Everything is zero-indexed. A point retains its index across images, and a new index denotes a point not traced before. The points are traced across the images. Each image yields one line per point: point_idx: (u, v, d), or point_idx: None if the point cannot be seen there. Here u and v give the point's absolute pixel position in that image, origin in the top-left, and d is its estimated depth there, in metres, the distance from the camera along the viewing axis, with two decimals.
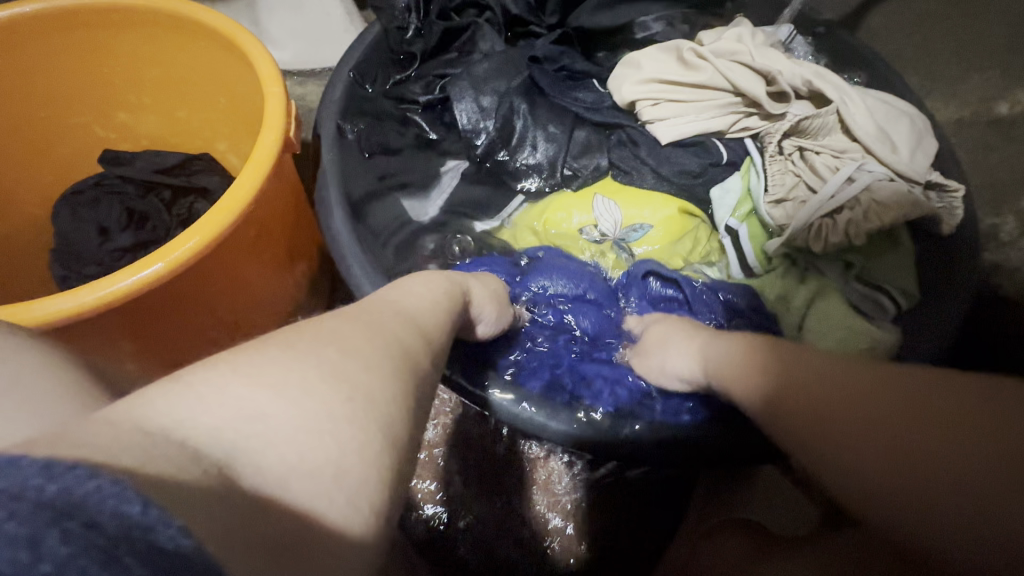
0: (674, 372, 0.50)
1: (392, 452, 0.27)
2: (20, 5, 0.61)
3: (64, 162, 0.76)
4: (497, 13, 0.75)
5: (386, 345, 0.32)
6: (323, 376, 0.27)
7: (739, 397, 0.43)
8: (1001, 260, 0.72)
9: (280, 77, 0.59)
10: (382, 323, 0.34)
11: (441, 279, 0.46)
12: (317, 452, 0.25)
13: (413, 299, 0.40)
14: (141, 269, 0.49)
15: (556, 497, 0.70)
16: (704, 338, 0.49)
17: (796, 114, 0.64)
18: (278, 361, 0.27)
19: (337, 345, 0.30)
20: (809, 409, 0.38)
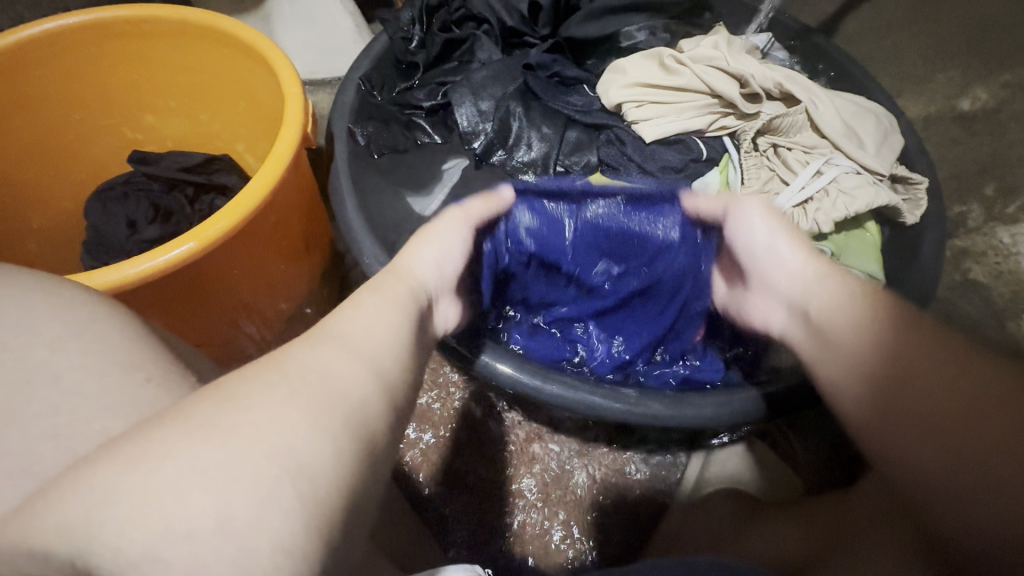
0: (776, 262, 0.54)
1: (302, 488, 0.26)
2: (62, 19, 0.67)
3: (97, 161, 0.83)
4: (494, 26, 0.82)
5: (289, 386, 0.30)
6: (203, 437, 0.26)
7: (836, 323, 0.47)
8: (970, 246, 0.79)
9: (299, 79, 0.65)
10: (298, 353, 0.33)
11: (389, 286, 0.44)
12: (189, 511, 0.23)
13: (357, 319, 0.38)
14: (177, 246, 0.55)
15: (562, 478, 0.73)
16: (819, 270, 0.51)
17: (768, 114, 0.70)
18: (159, 429, 0.26)
19: (233, 399, 0.28)
20: (898, 386, 0.41)
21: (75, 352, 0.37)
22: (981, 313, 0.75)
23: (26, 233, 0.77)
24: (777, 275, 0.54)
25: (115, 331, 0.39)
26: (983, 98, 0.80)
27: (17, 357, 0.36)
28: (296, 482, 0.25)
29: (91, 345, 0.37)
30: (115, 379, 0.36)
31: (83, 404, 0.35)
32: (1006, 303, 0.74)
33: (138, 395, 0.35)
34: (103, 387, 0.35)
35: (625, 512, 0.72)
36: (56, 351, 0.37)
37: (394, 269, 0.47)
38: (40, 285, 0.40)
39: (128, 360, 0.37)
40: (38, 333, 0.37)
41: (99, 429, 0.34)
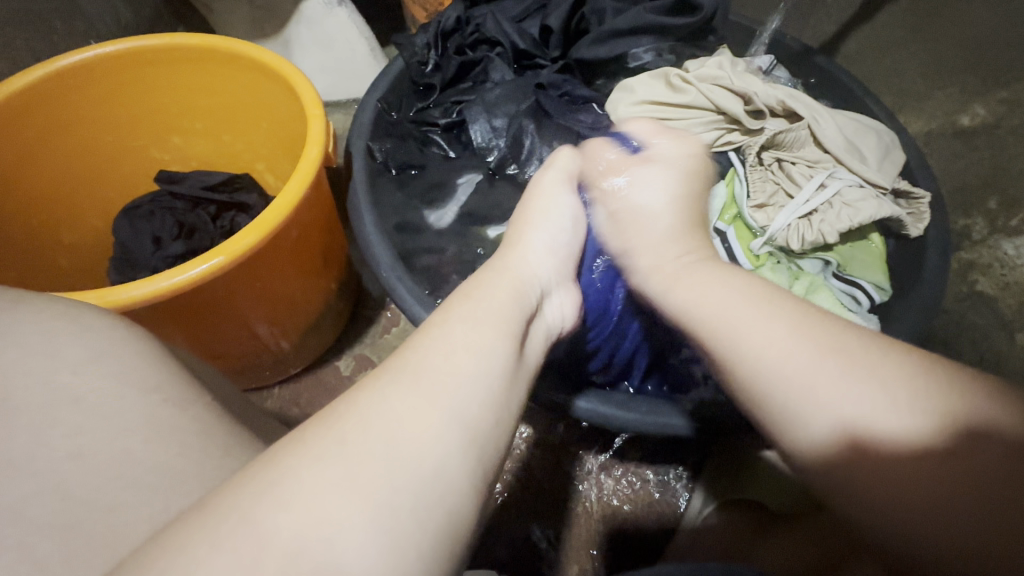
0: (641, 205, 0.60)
1: (410, 511, 0.28)
2: (100, 48, 0.71)
3: (125, 181, 0.86)
4: (507, 48, 0.84)
5: (360, 454, 0.29)
6: (328, 457, 0.29)
7: (748, 336, 0.42)
8: (976, 258, 0.80)
9: (321, 101, 0.68)
10: (429, 366, 0.35)
11: (506, 293, 0.45)
12: (310, 529, 0.26)
13: (436, 348, 0.36)
14: (206, 261, 0.58)
15: (601, 508, 0.76)
16: (695, 256, 0.54)
17: (771, 129, 0.72)
18: (281, 460, 0.29)
19: (314, 467, 0.28)
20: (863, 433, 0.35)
21: (93, 375, 0.37)
22: (990, 324, 0.77)
23: (58, 249, 0.80)
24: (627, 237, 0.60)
25: (134, 351, 0.40)
26: (981, 114, 0.82)
27: (36, 380, 0.36)
28: (407, 506, 0.28)
29: (109, 367, 0.38)
30: (133, 402, 0.37)
31: (105, 426, 0.35)
32: (1014, 314, 0.76)
33: (157, 417, 0.36)
34: (123, 409, 0.36)
35: (650, 535, 0.74)
36: (75, 374, 0.37)
37: (479, 287, 0.45)
38: (60, 307, 0.41)
39: (146, 381, 0.38)
40: (60, 358, 0.37)
41: (125, 448, 0.35)
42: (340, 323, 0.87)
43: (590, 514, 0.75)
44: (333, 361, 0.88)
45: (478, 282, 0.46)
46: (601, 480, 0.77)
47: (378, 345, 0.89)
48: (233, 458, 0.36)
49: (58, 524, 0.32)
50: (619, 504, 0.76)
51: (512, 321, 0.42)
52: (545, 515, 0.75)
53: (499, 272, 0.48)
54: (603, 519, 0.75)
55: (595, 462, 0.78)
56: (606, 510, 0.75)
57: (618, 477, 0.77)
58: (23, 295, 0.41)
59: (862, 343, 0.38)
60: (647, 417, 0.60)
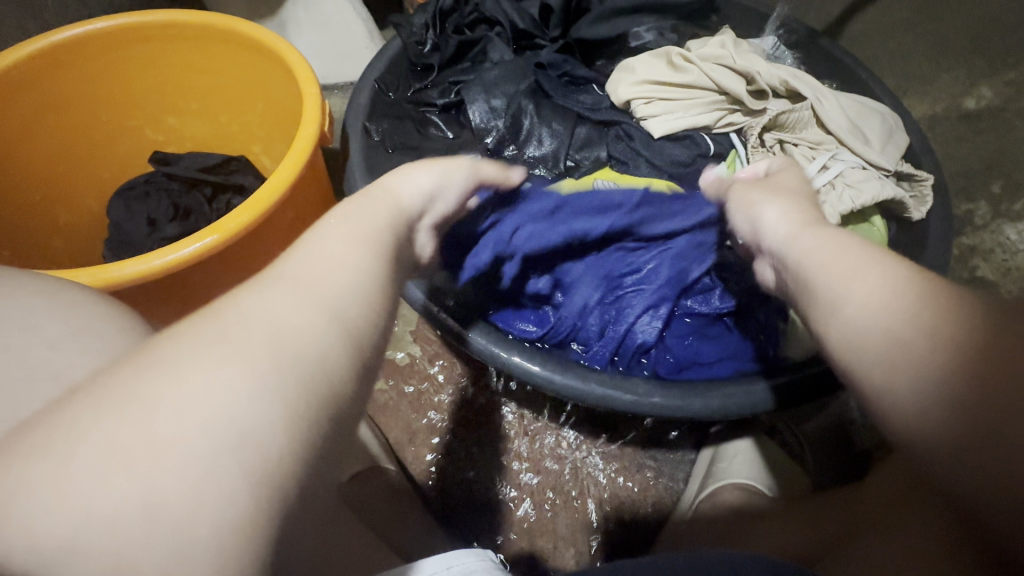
0: (762, 209, 0.48)
1: (242, 437, 0.25)
2: (93, 23, 0.70)
3: (118, 161, 0.85)
4: (506, 28, 0.83)
5: (180, 380, 0.25)
6: (148, 387, 0.25)
7: (866, 290, 0.35)
8: (977, 244, 0.79)
9: (317, 80, 0.67)
10: (264, 293, 0.30)
11: (367, 213, 0.40)
12: (125, 466, 0.23)
13: (286, 273, 0.33)
14: (200, 239, 0.57)
15: (596, 491, 0.75)
16: (815, 219, 0.44)
17: (773, 110, 0.71)
18: (111, 389, 0.25)
19: (131, 398, 0.24)
20: (903, 365, 0.31)
21: (73, 353, 0.35)
22: None
23: (51, 229, 0.79)
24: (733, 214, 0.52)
25: (118, 326, 0.38)
26: (987, 96, 0.83)
27: (10, 354, 0.34)
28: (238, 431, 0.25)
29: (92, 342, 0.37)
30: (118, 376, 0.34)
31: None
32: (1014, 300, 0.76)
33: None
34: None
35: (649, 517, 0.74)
36: (56, 349, 0.34)
37: (351, 209, 0.41)
38: (43, 282, 0.39)
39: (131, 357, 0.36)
40: (36, 331, 0.35)
41: None
42: None
43: (583, 497, 0.75)
44: None
45: (350, 199, 0.42)
46: (598, 465, 0.76)
47: None
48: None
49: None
50: (617, 489, 0.75)
51: (378, 229, 0.39)
52: (478, 451, 0.77)
53: (369, 202, 0.43)
54: (598, 503, 0.74)
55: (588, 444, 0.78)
56: (602, 493, 0.75)
57: (617, 462, 0.77)
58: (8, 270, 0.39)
59: (954, 286, 0.33)
60: (631, 395, 0.60)
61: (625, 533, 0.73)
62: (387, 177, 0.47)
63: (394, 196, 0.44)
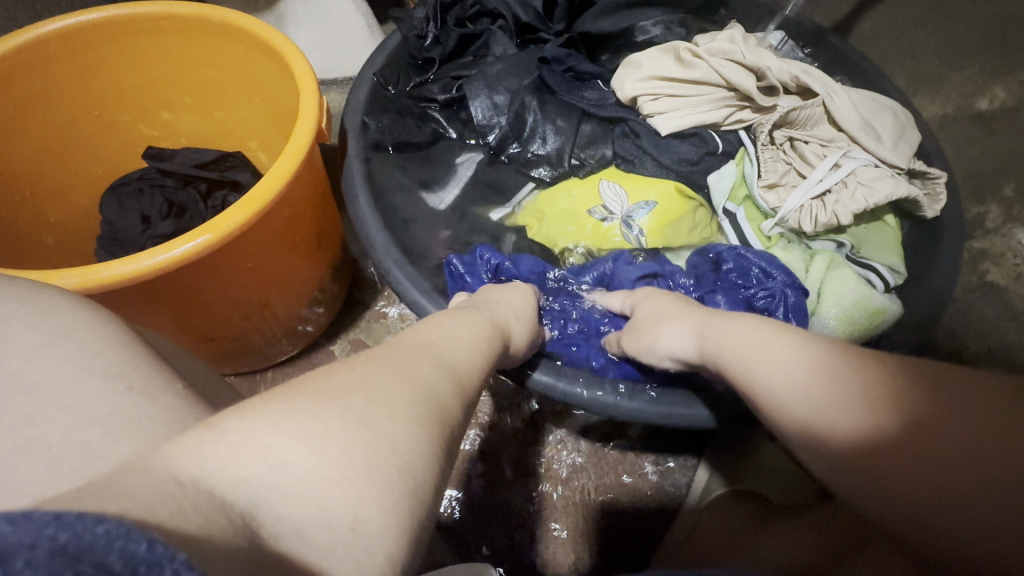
0: (668, 349, 0.52)
1: (414, 507, 0.27)
2: (85, 14, 0.67)
3: (111, 156, 0.83)
4: (509, 21, 0.81)
5: (375, 433, 0.28)
6: (351, 426, 0.28)
7: (776, 372, 0.41)
8: (988, 247, 0.78)
9: (314, 75, 0.65)
10: (418, 368, 0.34)
11: (478, 321, 0.46)
12: (336, 502, 0.25)
13: (426, 354, 0.37)
14: (193, 239, 0.55)
15: (596, 498, 0.73)
16: (702, 318, 0.51)
17: (785, 107, 0.70)
18: (317, 411, 0.27)
19: (344, 434, 0.27)
20: (829, 421, 0.37)
21: (49, 361, 0.35)
22: (999, 314, 0.75)
23: (41, 225, 0.77)
24: (635, 334, 0.57)
25: (98, 336, 0.37)
26: (1000, 97, 0.78)
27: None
28: (408, 493, 0.27)
29: (70, 352, 0.35)
30: (93, 389, 0.34)
31: (63, 416, 0.33)
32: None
33: (122, 406, 0.34)
34: (84, 398, 0.34)
35: (650, 523, 0.73)
36: (29, 361, 0.35)
37: (460, 313, 0.47)
38: (19, 290, 0.39)
39: (109, 369, 0.36)
40: (13, 342, 0.35)
41: (83, 439, 0.32)
42: (335, 307, 0.85)
43: (578, 502, 0.73)
44: (327, 346, 0.87)
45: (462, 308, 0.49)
46: (602, 468, 0.76)
47: (373, 330, 0.87)
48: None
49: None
50: (618, 496, 0.74)
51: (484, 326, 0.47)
52: (505, 480, 0.75)
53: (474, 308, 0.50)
54: (594, 509, 0.73)
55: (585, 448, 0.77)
56: (602, 501, 0.73)
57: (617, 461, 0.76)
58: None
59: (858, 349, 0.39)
60: (617, 397, 0.58)
61: (624, 540, 0.72)
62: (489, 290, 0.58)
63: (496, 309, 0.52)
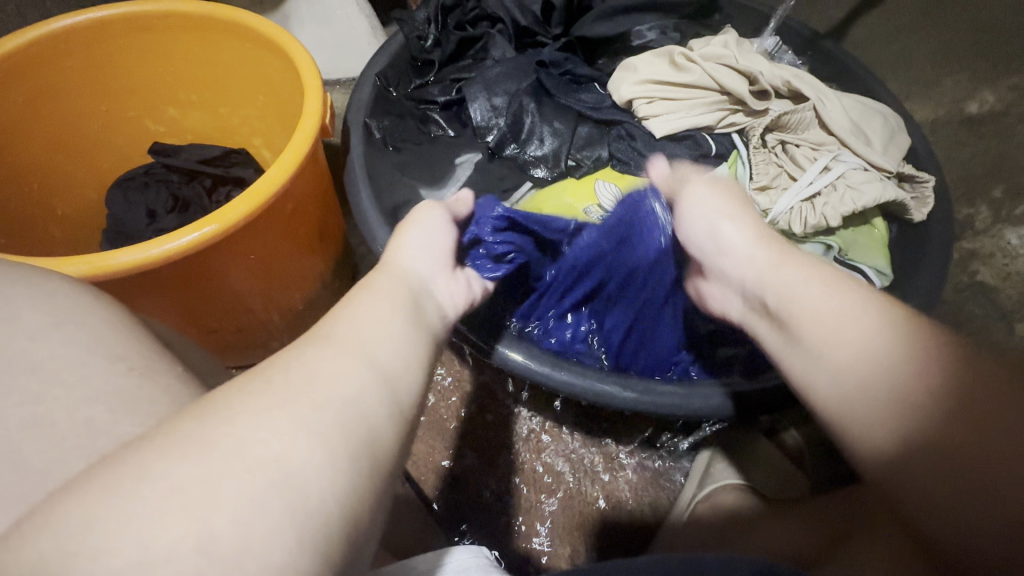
0: (724, 247, 0.51)
1: (311, 510, 0.26)
2: (93, 11, 0.69)
3: (117, 151, 0.85)
4: (508, 25, 0.83)
5: (242, 448, 0.26)
6: (214, 447, 0.26)
7: (845, 325, 0.41)
8: (978, 248, 0.80)
9: (318, 71, 0.67)
10: (323, 363, 0.33)
11: (398, 292, 0.43)
12: (196, 533, 0.23)
13: (339, 344, 0.35)
14: (197, 229, 0.57)
15: (591, 487, 0.75)
16: (772, 248, 0.49)
17: (776, 111, 0.71)
18: (170, 440, 0.26)
19: (203, 460, 0.25)
20: (881, 400, 0.37)
21: (54, 342, 0.36)
22: (988, 314, 0.76)
23: (48, 218, 0.79)
24: (707, 251, 0.53)
25: (102, 320, 0.38)
26: (990, 101, 0.80)
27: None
28: (301, 496, 0.26)
29: (74, 334, 0.37)
30: (97, 369, 0.36)
31: (66, 394, 0.34)
32: (1014, 305, 0.76)
33: (123, 386, 0.35)
34: (87, 377, 0.35)
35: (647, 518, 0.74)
36: (35, 341, 0.36)
37: (378, 283, 0.44)
38: (24, 273, 0.40)
39: (112, 350, 0.37)
40: (19, 323, 0.36)
41: (86, 417, 0.34)
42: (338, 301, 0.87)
43: (573, 493, 0.75)
44: None
45: (377, 276, 0.45)
46: (596, 461, 0.77)
47: None
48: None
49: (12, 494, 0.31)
50: (614, 487, 0.75)
51: (412, 306, 0.43)
52: (494, 465, 0.76)
53: (397, 275, 0.46)
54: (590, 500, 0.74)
55: (582, 441, 0.78)
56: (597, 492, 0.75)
57: (612, 452, 0.77)
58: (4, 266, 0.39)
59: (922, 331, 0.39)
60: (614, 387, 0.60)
61: (618, 531, 0.73)
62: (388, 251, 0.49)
63: (424, 281, 0.47)
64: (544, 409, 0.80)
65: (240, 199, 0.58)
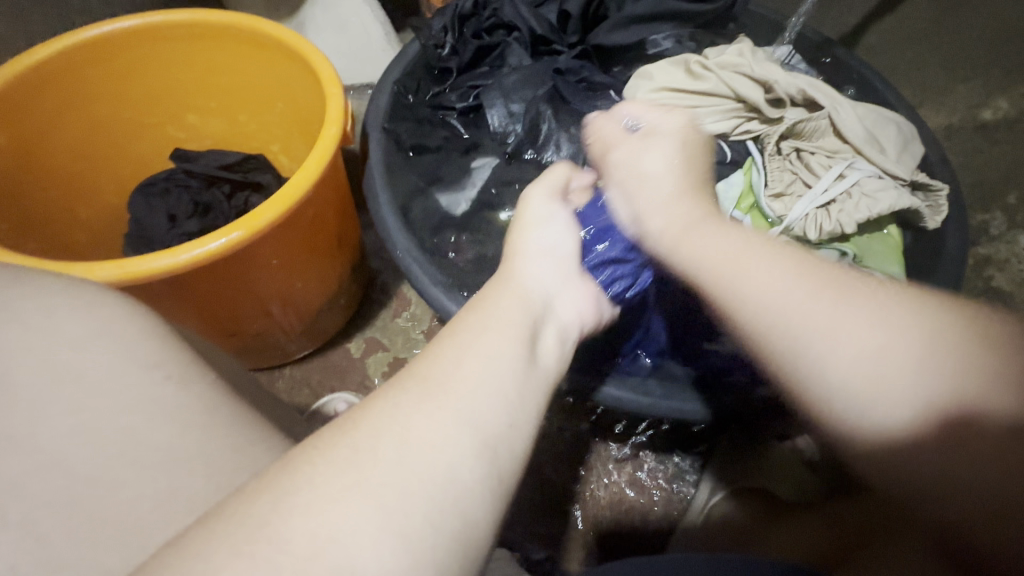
0: (628, 178, 0.55)
1: None
2: (120, 21, 0.71)
3: (139, 157, 0.86)
4: (524, 33, 0.84)
5: (292, 515, 0.25)
6: (281, 508, 0.25)
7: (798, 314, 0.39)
8: (992, 253, 0.81)
9: (338, 79, 0.68)
10: (414, 411, 0.30)
11: (506, 306, 0.41)
12: None
13: (437, 372, 0.33)
14: (222, 236, 0.57)
15: (611, 493, 0.77)
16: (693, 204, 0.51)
17: (791, 119, 0.73)
18: (230, 508, 0.26)
19: (248, 526, 0.24)
20: (872, 399, 0.35)
21: (92, 352, 0.37)
22: None
23: (73, 224, 0.80)
24: (649, 196, 0.53)
25: (137, 327, 0.39)
26: (1005, 107, 0.83)
27: (35, 356, 0.36)
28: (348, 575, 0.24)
29: (111, 344, 0.37)
30: (134, 378, 0.36)
31: (107, 403, 0.35)
32: None
33: (160, 395, 0.36)
34: (125, 386, 0.36)
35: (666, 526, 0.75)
36: (74, 350, 0.36)
37: (490, 295, 0.43)
38: (61, 284, 0.40)
39: (146, 359, 0.38)
40: (58, 334, 0.37)
41: (127, 426, 0.34)
42: (352, 307, 0.88)
43: (593, 498, 0.76)
44: (344, 344, 0.89)
45: (492, 287, 0.45)
46: (613, 466, 0.78)
47: (388, 328, 0.90)
48: (237, 436, 0.36)
49: (60, 500, 0.32)
50: (634, 496, 0.77)
51: (526, 337, 0.39)
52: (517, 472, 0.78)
53: (503, 285, 0.45)
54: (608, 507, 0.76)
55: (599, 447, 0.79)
56: (616, 499, 0.76)
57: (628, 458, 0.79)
58: (43, 280, 0.40)
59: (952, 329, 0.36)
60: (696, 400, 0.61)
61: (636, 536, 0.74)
62: (508, 256, 0.50)
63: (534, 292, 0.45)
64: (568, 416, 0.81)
65: (260, 209, 0.59)
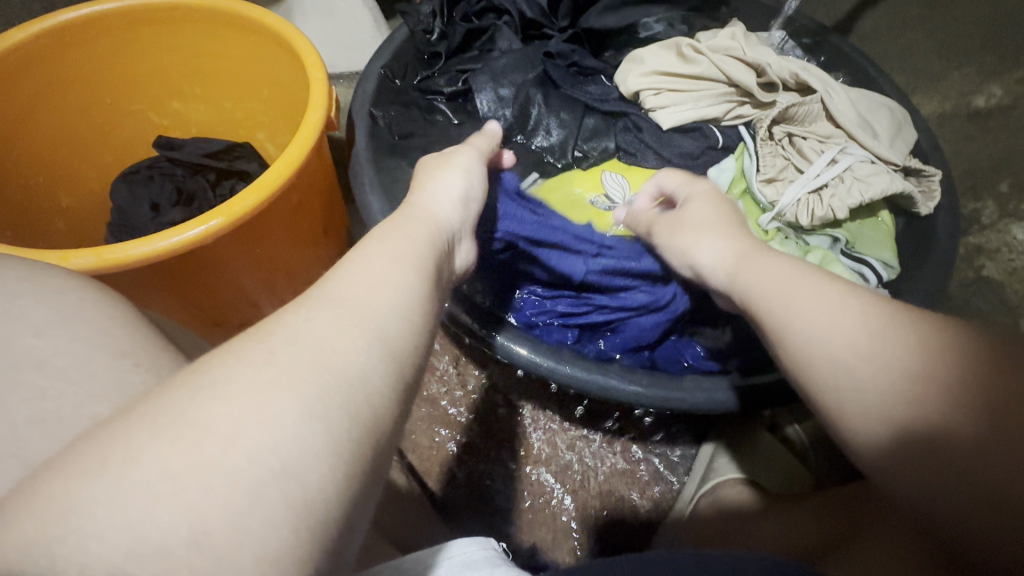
0: (694, 255, 0.50)
1: (309, 524, 0.24)
2: (98, 3, 0.69)
3: (121, 144, 0.85)
4: (514, 17, 0.83)
5: (205, 444, 0.23)
6: (199, 435, 0.24)
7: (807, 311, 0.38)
8: (984, 243, 0.80)
9: (322, 63, 0.66)
10: (306, 328, 0.29)
11: (409, 232, 0.39)
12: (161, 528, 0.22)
13: (337, 295, 0.31)
14: (205, 222, 0.56)
15: (593, 483, 0.75)
16: (745, 247, 0.47)
17: (784, 103, 0.71)
18: (136, 430, 0.24)
19: (163, 450, 0.23)
20: (871, 389, 0.34)
21: (59, 339, 0.35)
22: (993, 309, 0.77)
23: (54, 211, 0.78)
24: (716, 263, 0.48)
25: (107, 313, 0.38)
26: (997, 94, 0.80)
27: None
28: (285, 494, 0.23)
29: (80, 330, 0.36)
30: (103, 364, 0.35)
31: (71, 390, 0.34)
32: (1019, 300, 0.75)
33: (130, 382, 0.35)
34: (90, 373, 0.34)
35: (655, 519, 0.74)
36: (41, 337, 0.35)
37: (395, 223, 0.41)
38: (29, 269, 0.39)
39: (116, 347, 0.36)
40: (23, 320, 0.36)
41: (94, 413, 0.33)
42: None
43: (579, 491, 0.74)
44: None
45: (393, 216, 0.42)
46: (594, 452, 0.77)
47: None
48: None
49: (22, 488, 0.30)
50: (620, 487, 0.75)
51: (433, 264, 0.38)
52: (494, 461, 0.76)
53: (406, 215, 0.42)
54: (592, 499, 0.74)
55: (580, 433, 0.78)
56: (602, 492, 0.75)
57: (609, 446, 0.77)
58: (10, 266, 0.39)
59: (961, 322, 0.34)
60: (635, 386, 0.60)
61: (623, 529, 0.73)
62: (416, 191, 0.47)
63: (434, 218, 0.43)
64: (553, 407, 0.79)
65: (246, 191, 0.58)
